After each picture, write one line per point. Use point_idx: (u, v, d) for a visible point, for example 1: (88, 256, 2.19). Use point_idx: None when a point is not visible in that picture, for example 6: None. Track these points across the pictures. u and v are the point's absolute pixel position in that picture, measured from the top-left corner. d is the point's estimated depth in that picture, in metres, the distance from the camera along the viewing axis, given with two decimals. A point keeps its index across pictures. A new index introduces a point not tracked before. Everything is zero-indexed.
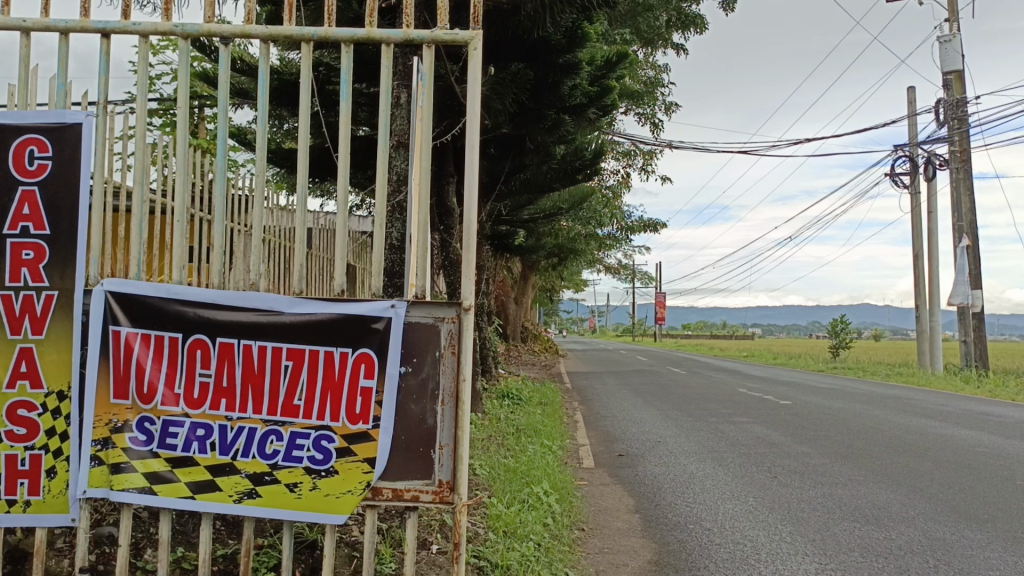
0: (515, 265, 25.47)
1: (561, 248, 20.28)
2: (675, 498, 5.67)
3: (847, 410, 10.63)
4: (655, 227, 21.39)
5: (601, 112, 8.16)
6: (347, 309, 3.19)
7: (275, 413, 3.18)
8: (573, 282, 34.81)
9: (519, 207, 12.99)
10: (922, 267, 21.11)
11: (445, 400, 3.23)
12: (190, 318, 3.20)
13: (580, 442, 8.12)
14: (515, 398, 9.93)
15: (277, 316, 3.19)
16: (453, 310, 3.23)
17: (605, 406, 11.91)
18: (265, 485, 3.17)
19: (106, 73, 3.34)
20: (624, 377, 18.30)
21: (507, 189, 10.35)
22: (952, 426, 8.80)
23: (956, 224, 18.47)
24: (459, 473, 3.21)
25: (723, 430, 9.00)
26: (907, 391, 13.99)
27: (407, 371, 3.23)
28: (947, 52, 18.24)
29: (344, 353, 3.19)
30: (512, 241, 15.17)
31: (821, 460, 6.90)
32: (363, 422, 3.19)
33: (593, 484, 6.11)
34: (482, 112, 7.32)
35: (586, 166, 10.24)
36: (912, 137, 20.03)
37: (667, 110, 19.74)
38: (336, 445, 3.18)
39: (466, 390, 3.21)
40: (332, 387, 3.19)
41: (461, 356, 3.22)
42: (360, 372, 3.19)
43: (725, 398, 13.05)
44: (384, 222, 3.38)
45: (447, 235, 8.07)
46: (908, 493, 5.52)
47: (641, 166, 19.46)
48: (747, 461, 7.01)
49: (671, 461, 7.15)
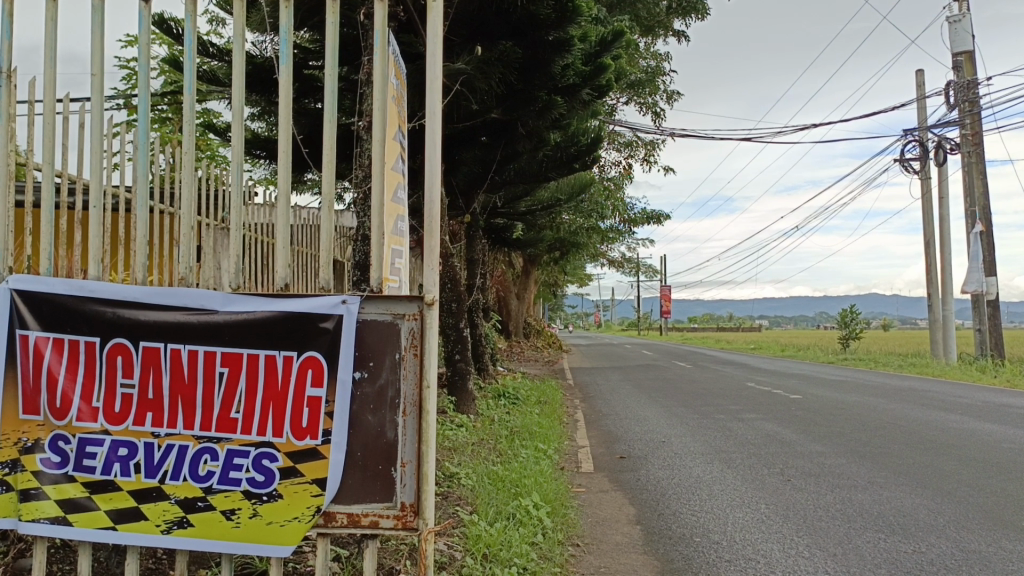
0: (516, 260, 25.03)
1: (563, 242, 19.84)
2: (680, 506, 5.22)
3: (860, 405, 10.17)
4: (658, 219, 20.91)
5: (596, 93, 7.70)
6: (290, 306, 2.77)
7: (209, 429, 2.74)
8: (577, 277, 34.36)
9: (514, 198, 12.55)
10: (933, 255, 20.59)
11: (408, 410, 2.78)
12: (109, 320, 2.76)
13: (580, 443, 7.67)
14: (511, 397, 9.51)
15: (209, 316, 2.76)
16: (415, 306, 2.78)
17: (607, 403, 11.48)
18: (198, 513, 2.75)
19: (10, 36, 2.90)
20: (628, 372, 17.86)
21: (500, 180, 9.90)
22: (973, 419, 8.34)
23: (969, 209, 17.97)
24: (423, 495, 2.77)
25: (731, 429, 8.54)
26: (922, 383, 13.51)
27: (362, 378, 2.78)
28: (956, 32, 17.71)
29: (288, 357, 2.76)
30: (510, 235, 14.72)
31: (836, 460, 6.44)
32: (311, 437, 2.74)
33: (592, 491, 5.66)
34: (468, 94, 6.87)
35: (583, 154, 9.74)
36: (921, 122, 19.49)
37: (669, 98, 19.24)
38: (279, 465, 2.74)
39: (432, 397, 2.78)
40: (274, 396, 2.75)
41: (425, 359, 2.78)
42: (306, 379, 2.75)
43: (733, 393, 12.59)
44: (332, 205, 2.94)
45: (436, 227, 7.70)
46: (935, 497, 5.06)
47: (642, 157, 18.99)
48: (758, 463, 6.56)
49: (676, 464, 6.70)
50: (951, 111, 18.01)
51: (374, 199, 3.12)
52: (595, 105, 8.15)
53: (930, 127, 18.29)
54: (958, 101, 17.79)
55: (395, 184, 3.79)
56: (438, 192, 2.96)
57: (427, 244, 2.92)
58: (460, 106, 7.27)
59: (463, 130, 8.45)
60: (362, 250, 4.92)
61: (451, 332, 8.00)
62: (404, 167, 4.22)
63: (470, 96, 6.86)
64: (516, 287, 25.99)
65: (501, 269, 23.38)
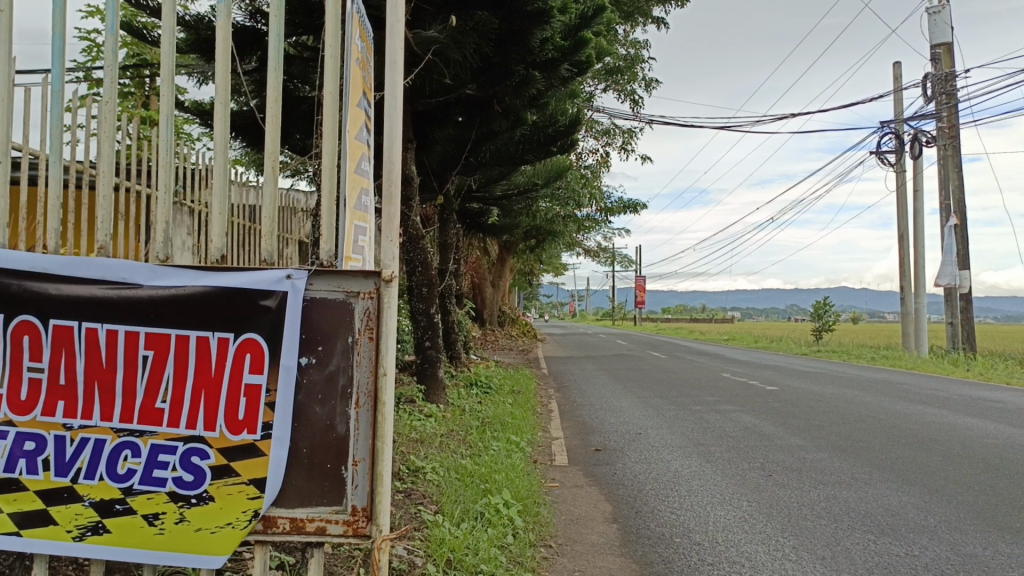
0: (492, 247, 24.69)
1: (538, 229, 19.54)
2: (658, 504, 4.94)
3: (838, 397, 10.01)
4: (635, 208, 20.69)
5: (575, 69, 7.34)
6: (226, 281, 2.41)
7: (130, 420, 2.39)
8: (553, 266, 34.13)
9: (489, 182, 12.19)
10: (906, 249, 20.61)
11: (361, 401, 2.44)
12: (14, 294, 2.40)
13: (553, 435, 7.37)
14: (483, 385, 9.18)
15: (131, 291, 2.40)
16: (371, 283, 2.43)
17: (582, 393, 11.22)
18: (116, 517, 2.40)
19: None
20: (602, 362, 17.66)
21: (475, 161, 9.55)
22: (953, 413, 8.20)
23: (943, 202, 17.96)
24: (377, 497, 2.44)
25: (709, 420, 8.31)
26: (896, 375, 13.44)
27: (310, 364, 2.44)
28: (935, 24, 17.64)
29: (224, 340, 2.40)
30: (484, 220, 14.37)
31: (818, 455, 6.21)
32: (248, 431, 2.39)
33: (566, 487, 5.36)
34: (440, 65, 6.45)
35: (560, 137, 9.35)
36: (898, 114, 19.44)
37: (648, 86, 18.98)
38: (210, 462, 2.38)
39: (388, 387, 2.44)
40: (206, 384, 2.39)
41: (382, 342, 2.44)
42: (244, 365, 2.39)
43: (709, 384, 12.40)
44: (277, 167, 2.60)
45: (406, 207, 7.35)
46: (923, 496, 4.84)
47: (620, 145, 18.74)
48: (738, 457, 6.30)
49: (653, 457, 6.43)
50: (928, 103, 17.95)
51: (326, 163, 2.76)
52: (574, 82, 7.79)
53: (907, 119, 18.23)
54: (935, 93, 17.74)
55: (358, 152, 3.42)
56: (400, 153, 2.61)
57: (386, 212, 2.57)
58: (432, 80, 6.90)
59: (437, 107, 8.03)
60: None
61: (421, 317, 7.64)
62: (371, 138, 3.85)
63: (443, 67, 6.46)
64: (491, 275, 25.66)
65: (475, 254, 23.02)
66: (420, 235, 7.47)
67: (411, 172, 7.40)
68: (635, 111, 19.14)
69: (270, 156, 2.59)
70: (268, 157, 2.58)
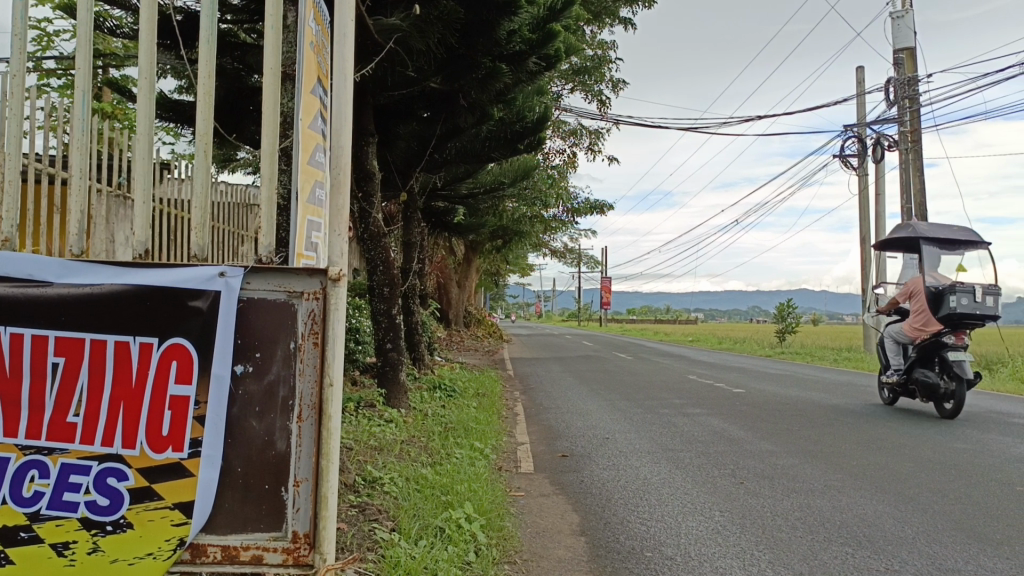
0: (457, 247, 24.37)
1: (505, 229, 19.31)
2: (629, 514, 4.74)
3: (805, 401, 9.97)
4: (602, 208, 20.59)
5: (543, 63, 7.07)
6: (150, 279, 2.13)
7: (37, 437, 2.10)
8: (519, 267, 33.94)
9: (455, 180, 11.93)
10: (868, 252, 20.87)
11: (304, 416, 2.18)
12: None
13: (519, 440, 7.14)
14: (447, 388, 8.91)
15: (40, 289, 2.11)
16: (316, 282, 2.17)
17: (548, 395, 11.03)
18: (19, 546, 2.10)
19: None
20: (568, 363, 17.51)
21: (439, 158, 9.29)
22: (921, 418, 8.20)
23: (904, 206, 18.20)
24: (321, 523, 2.18)
25: (677, 424, 8.16)
26: (861, 377, 13.50)
27: (246, 373, 2.17)
28: (899, 29, 17.84)
29: (146, 346, 2.11)
30: (450, 219, 14.10)
31: (790, 461, 6.09)
32: (174, 449, 2.12)
33: (531, 496, 5.14)
34: (403, 54, 6.11)
35: (528, 134, 9.08)
36: (861, 118, 19.65)
37: (616, 87, 18.89)
38: (129, 485, 2.10)
39: (335, 399, 2.19)
40: (125, 396, 2.11)
41: (328, 350, 2.19)
42: (169, 374, 2.11)
43: (675, 386, 12.30)
44: (209, 151, 2.34)
45: (366, 203, 7.05)
46: (900, 507, 4.74)
47: (587, 145, 18.61)
48: (708, 463, 6.15)
49: (622, 463, 6.24)
50: (891, 108, 18.18)
51: (266, 146, 2.48)
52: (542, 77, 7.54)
53: (871, 123, 18.42)
54: (898, 98, 17.96)
55: (312, 142, 3.14)
56: (349, 138, 2.37)
57: (332, 201, 2.31)
58: (394, 71, 6.60)
59: (400, 100, 7.73)
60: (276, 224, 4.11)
61: (382, 318, 7.32)
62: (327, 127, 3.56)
63: (406, 57, 6.14)
64: (456, 275, 25.35)
65: (440, 253, 22.71)
66: (381, 232, 7.17)
67: (372, 167, 7.12)
68: (602, 111, 19.01)
69: (202, 139, 2.34)
70: (200, 139, 2.33)
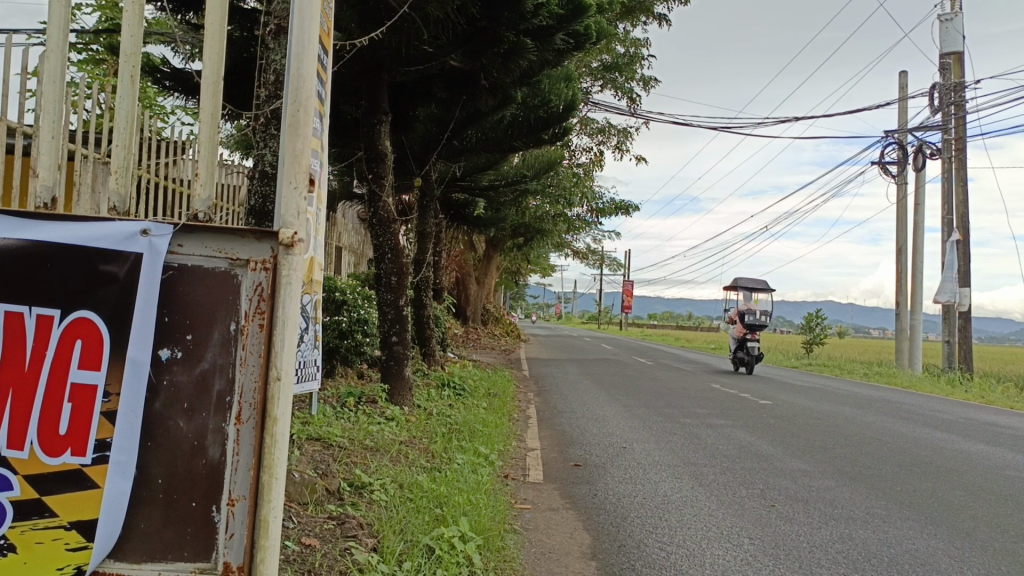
0: (478, 242, 23.92)
1: (526, 227, 18.81)
2: (646, 536, 4.24)
3: (835, 416, 9.40)
4: (627, 209, 20.06)
5: (571, 41, 6.61)
6: (58, 235, 1.67)
7: None
8: (540, 266, 33.45)
9: (476, 170, 11.45)
10: (904, 263, 20.11)
11: (245, 418, 1.71)
12: None
13: (529, 446, 6.65)
14: (456, 386, 8.43)
15: None
16: (266, 248, 1.72)
17: (563, 398, 10.53)
18: None
19: None
20: (586, 365, 16.96)
21: (460, 144, 8.86)
22: (967, 442, 7.62)
23: (946, 216, 17.47)
24: (259, 555, 1.70)
25: (700, 436, 7.63)
26: (895, 394, 12.86)
27: (175, 358, 1.71)
28: (947, 32, 17.13)
29: (44, 320, 1.66)
30: (469, 211, 13.62)
31: (826, 483, 5.56)
32: (73, 452, 1.67)
33: (538, 510, 4.65)
34: (420, 22, 5.67)
35: (552, 122, 8.65)
36: (902, 125, 18.92)
37: (647, 84, 18.36)
38: (13, 496, 1.66)
39: (284, 398, 1.71)
40: (12, 381, 1.65)
41: (276, 333, 1.72)
42: (72, 355, 1.66)
43: (698, 395, 11.73)
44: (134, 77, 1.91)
45: (376, 184, 6.62)
46: (957, 544, 4.19)
47: (614, 144, 18.09)
48: (734, 481, 5.62)
49: (639, 477, 5.73)
50: (935, 114, 17.45)
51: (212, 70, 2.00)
52: (570, 58, 7.08)
53: (913, 129, 17.70)
54: (943, 104, 17.25)
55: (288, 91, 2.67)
56: (312, 66, 1.89)
57: (289, 146, 1.84)
58: (410, 42, 6.16)
59: (417, 79, 7.26)
60: (260, 194, 3.70)
61: (388, 309, 6.83)
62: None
63: (422, 25, 5.69)
64: (476, 272, 24.91)
65: (459, 248, 22.32)
66: (390, 218, 6.74)
67: (384, 147, 6.68)
68: (632, 109, 18.48)
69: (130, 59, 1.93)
70: (125, 59, 1.90)
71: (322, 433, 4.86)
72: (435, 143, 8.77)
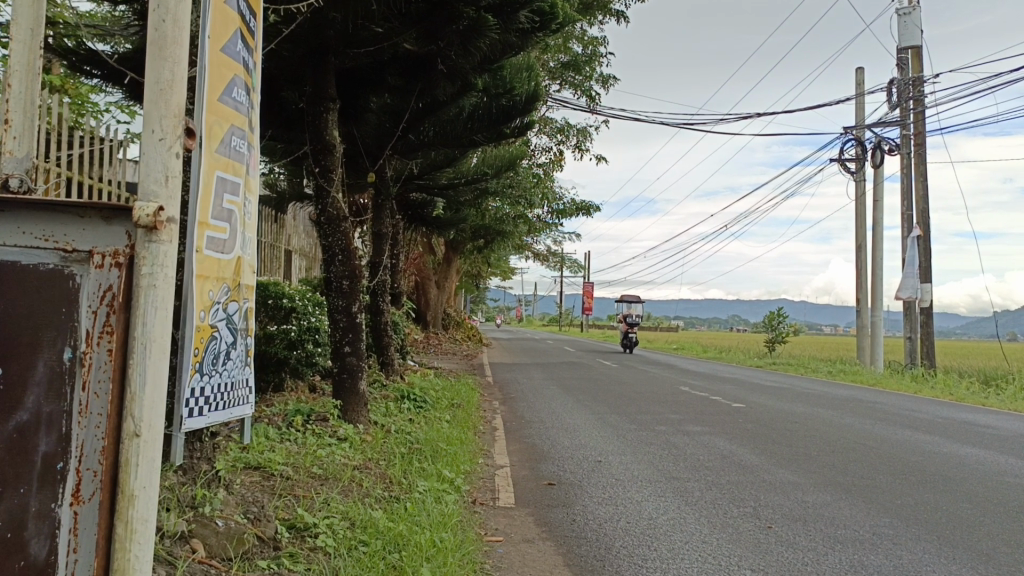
0: (435, 244, 23.26)
1: (485, 228, 18.24)
2: (637, 571, 3.72)
3: (812, 418, 9.06)
4: (588, 210, 19.65)
5: (536, 20, 6.05)
6: None
7: None
8: (500, 269, 32.85)
9: (432, 167, 10.89)
10: (863, 260, 20.08)
11: (85, 496, 1.45)
12: None
13: (497, 464, 6.08)
14: (417, 398, 7.84)
15: None
16: (120, 234, 1.47)
17: (530, 406, 9.99)
18: None
19: None
20: (551, 369, 16.47)
21: (416, 138, 8.29)
22: (953, 444, 7.32)
23: (905, 212, 17.43)
24: None
25: (677, 446, 7.16)
26: (864, 393, 12.64)
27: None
28: (906, 26, 17.05)
29: None
30: (427, 212, 13.01)
31: (822, 498, 5.12)
32: None
33: (512, 542, 4.09)
34: None
35: (515, 115, 8.14)
36: (861, 120, 18.87)
37: (606, 82, 17.96)
38: None
39: (144, 464, 1.49)
40: None
41: (132, 388, 1.47)
42: None
43: (669, 398, 11.29)
44: None
45: (323, 178, 5.98)
46: (982, 569, 3.76)
47: (574, 142, 17.64)
48: (724, 499, 5.14)
49: (619, 497, 5.19)
50: (893, 110, 17.42)
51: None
52: (535, 40, 6.54)
53: (872, 125, 17.63)
54: (901, 100, 17.22)
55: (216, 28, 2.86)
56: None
57: (151, 75, 1.61)
58: (360, 17, 5.55)
59: (367, 64, 6.66)
60: None
61: (340, 317, 6.19)
62: (245, 55, 3.19)
63: None
64: (436, 275, 24.24)
65: (418, 251, 21.59)
66: (341, 216, 6.11)
67: (333, 138, 6.05)
68: (591, 107, 18.05)
69: None
70: None
71: (263, 461, 4.27)
72: (388, 135, 8.18)
